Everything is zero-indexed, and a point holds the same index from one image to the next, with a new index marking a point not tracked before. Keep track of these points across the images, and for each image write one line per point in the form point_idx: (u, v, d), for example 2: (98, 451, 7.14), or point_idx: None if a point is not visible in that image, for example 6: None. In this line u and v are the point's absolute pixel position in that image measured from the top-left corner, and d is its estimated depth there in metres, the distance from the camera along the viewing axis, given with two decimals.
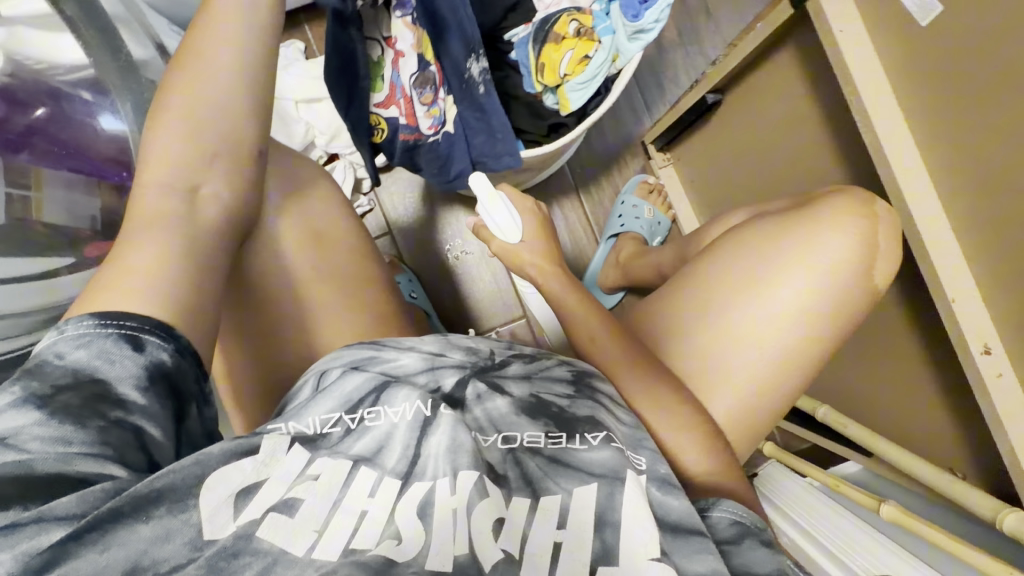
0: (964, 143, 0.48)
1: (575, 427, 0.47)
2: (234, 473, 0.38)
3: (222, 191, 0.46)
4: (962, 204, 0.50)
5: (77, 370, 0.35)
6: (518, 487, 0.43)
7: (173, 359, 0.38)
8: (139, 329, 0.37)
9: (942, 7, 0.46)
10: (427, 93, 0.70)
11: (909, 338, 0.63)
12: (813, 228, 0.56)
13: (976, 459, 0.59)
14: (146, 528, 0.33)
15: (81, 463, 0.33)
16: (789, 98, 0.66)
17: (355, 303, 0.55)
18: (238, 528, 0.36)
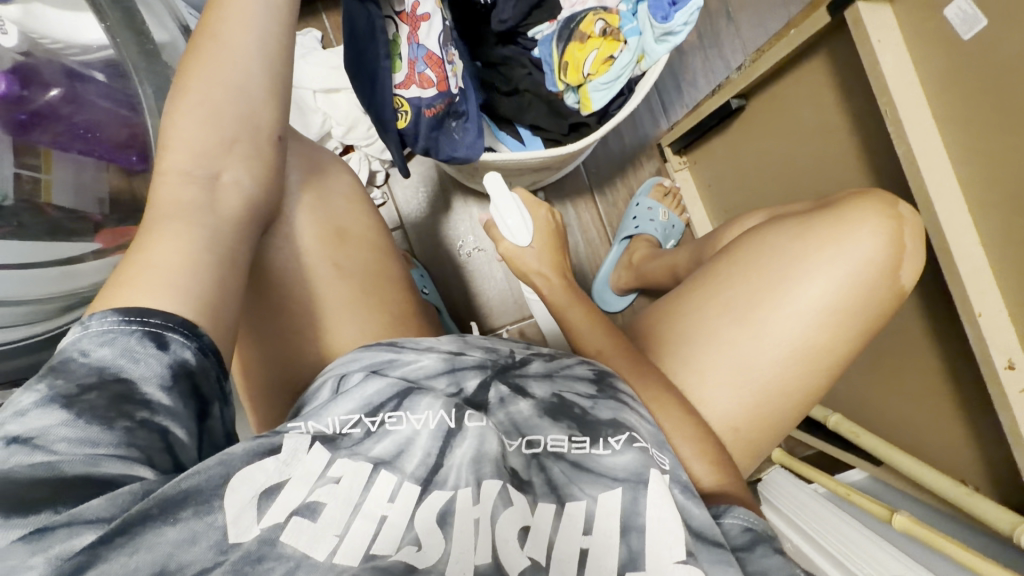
0: (1002, 158, 0.48)
1: (599, 431, 0.46)
2: (257, 474, 0.37)
3: (243, 179, 0.44)
4: (994, 219, 0.50)
5: (102, 369, 0.34)
6: (542, 493, 0.43)
7: (196, 358, 0.37)
8: (162, 326, 0.36)
9: (986, 21, 0.46)
10: (449, 53, 0.67)
11: (927, 350, 0.63)
12: (839, 228, 0.55)
13: (991, 471, 0.59)
14: (173, 531, 0.32)
15: (108, 465, 0.32)
16: (816, 106, 0.66)
17: (378, 298, 0.54)
18: (261, 532, 0.35)
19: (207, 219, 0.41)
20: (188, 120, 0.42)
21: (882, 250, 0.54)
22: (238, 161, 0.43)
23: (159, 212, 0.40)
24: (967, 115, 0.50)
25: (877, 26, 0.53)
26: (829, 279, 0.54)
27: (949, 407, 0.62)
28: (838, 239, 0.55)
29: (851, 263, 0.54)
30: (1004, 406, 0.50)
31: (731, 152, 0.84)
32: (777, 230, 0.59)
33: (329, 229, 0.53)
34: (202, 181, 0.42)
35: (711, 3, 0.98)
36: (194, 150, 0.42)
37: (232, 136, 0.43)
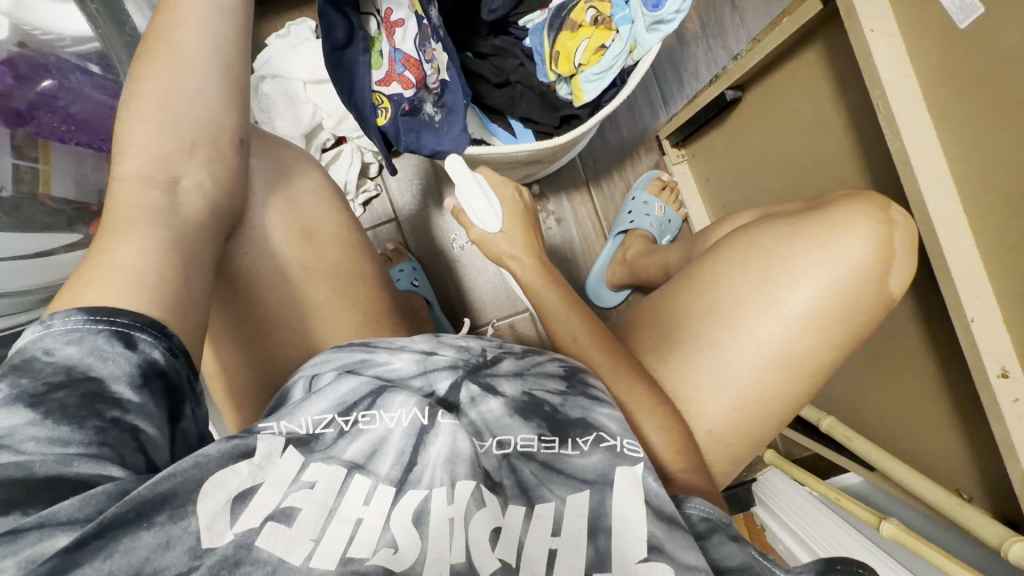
0: (1000, 158, 0.45)
1: (569, 431, 0.46)
2: (231, 477, 0.37)
3: (205, 181, 0.43)
4: (989, 220, 0.47)
5: (70, 368, 0.34)
6: (513, 495, 0.42)
7: (166, 358, 0.37)
8: (131, 326, 0.36)
9: (983, 9, 0.44)
10: (429, 49, 0.65)
11: (920, 355, 0.61)
12: (827, 232, 0.54)
13: (985, 481, 0.57)
14: (148, 535, 0.32)
15: (80, 465, 0.32)
16: (814, 99, 0.63)
17: (353, 297, 0.54)
18: (237, 536, 0.35)
19: (171, 218, 0.41)
20: (153, 117, 0.42)
21: (869, 254, 0.53)
22: (202, 160, 0.43)
23: (121, 209, 0.40)
24: (966, 109, 0.47)
25: (871, 16, 0.50)
26: (815, 282, 0.53)
27: (943, 414, 0.60)
28: (822, 242, 0.54)
29: (841, 265, 0.53)
30: (996, 415, 0.48)
31: (728, 146, 0.81)
32: (765, 231, 0.58)
33: (305, 226, 0.53)
34: (163, 183, 0.41)
35: None
36: (157, 148, 0.42)
37: (195, 137, 0.43)
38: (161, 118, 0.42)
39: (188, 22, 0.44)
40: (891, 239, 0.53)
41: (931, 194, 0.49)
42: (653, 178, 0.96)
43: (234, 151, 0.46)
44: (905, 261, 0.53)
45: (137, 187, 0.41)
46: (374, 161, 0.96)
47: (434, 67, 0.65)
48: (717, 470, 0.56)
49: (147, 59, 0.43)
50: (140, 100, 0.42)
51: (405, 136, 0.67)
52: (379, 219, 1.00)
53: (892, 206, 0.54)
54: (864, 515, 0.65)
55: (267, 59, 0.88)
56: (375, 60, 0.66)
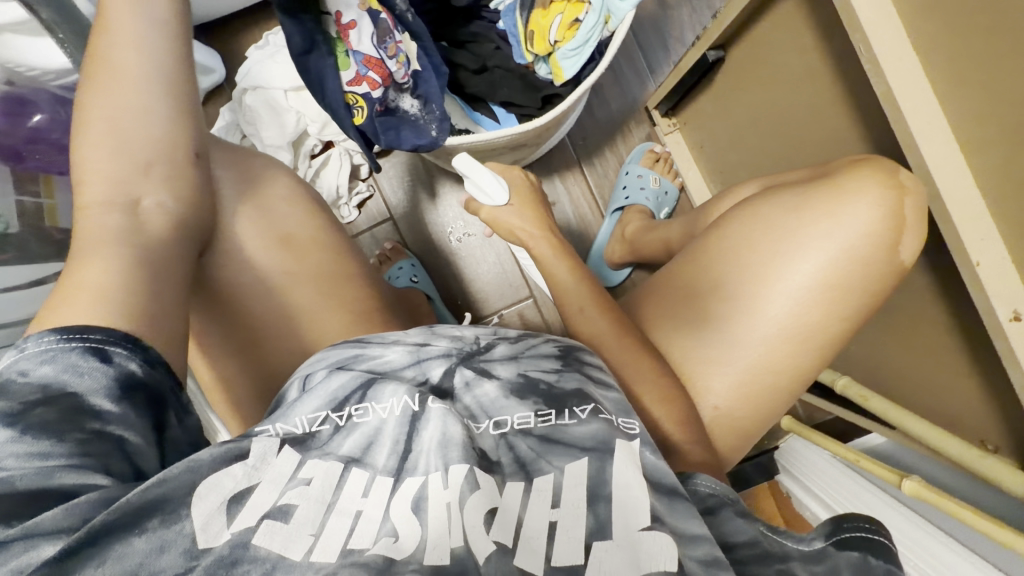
0: (993, 88, 0.43)
1: (566, 403, 0.45)
2: (226, 479, 0.37)
3: (166, 201, 0.43)
4: (987, 158, 0.45)
5: (46, 385, 0.34)
6: (511, 471, 0.42)
7: (143, 369, 0.37)
8: (103, 341, 0.36)
9: None
10: (389, 45, 0.63)
11: (931, 304, 0.58)
12: (834, 198, 0.52)
13: (1007, 431, 0.55)
14: (141, 540, 0.33)
15: (62, 476, 0.33)
16: (797, 50, 0.60)
17: (341, 298, 0.54)
18: (233, 536, 0.35)
19: (135, 237, 0.41)
20: (104, 141, 0.42)
21: (880, 221, 0.50)
22: (160, 178, 0.43)
23: (87, 235, 0.40)
24: (949, 38, 0.44)
25: None
26: (819, 255, 0.51)
27: (958, 366, 0.57)
28: (831, 211, 0.52)
29: (846, 236, 0.51)
30: (1012, 362, 0.45)
31: (718, 110, 0.78)
32: (772, 204, 0.55)
33: (282, 233, 0.53)
34: (124, 206, 0.41)
35: None
36: (119, 169, 0.42)
37: (150, 158, 0.43)
38: (117, 135, 0.42)
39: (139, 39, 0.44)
40: (902, 205, 0.50)
41: (923, 135, 0.46)
42: (646, 151, 0.94)
43: (193, 165, 0.46)
44: (916, 228, 0.50)
45: (103, 207, 0.41)
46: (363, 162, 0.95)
47: (400, 60, 0.65)
48: (728, 441, 0.54)
49: (102, 77, 0.43)
50: (97, 121, 0.42)
51: (384, 133, 0.66)
52: (375, 219, 1.00)
53: (902, 169, 0.51)
54: (884, 473, 0.63)
55: (247, 72, 0.89)
56: (341, 62, 0.64)
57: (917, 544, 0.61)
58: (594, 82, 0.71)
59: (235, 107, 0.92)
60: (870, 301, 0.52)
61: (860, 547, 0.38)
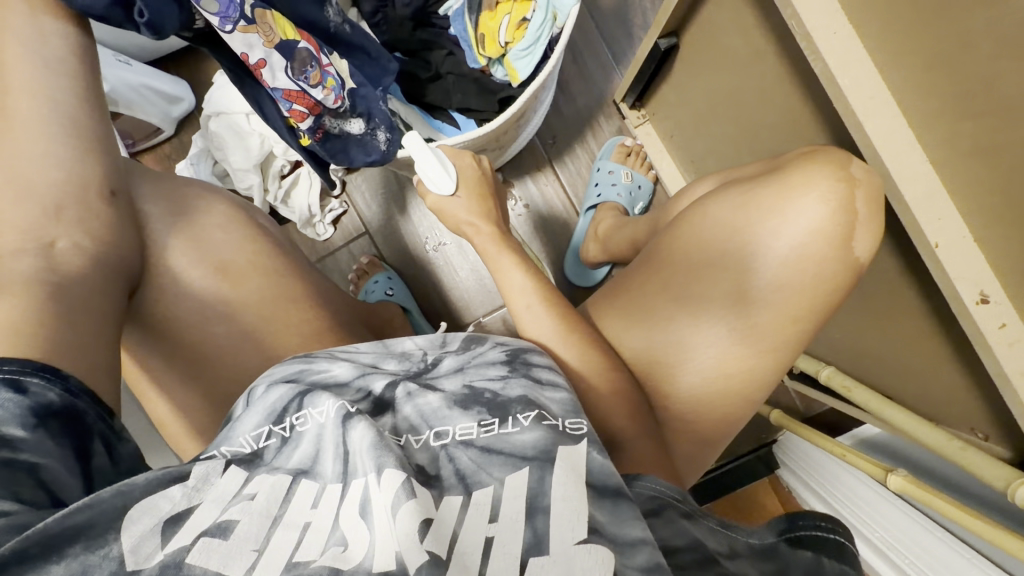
0: (935, 56, 0.40)
1: (509, 409, 0.42)
2: (162, 502, 0.37)
3: (82, 241, 0.44)
4: (936, 132, 0.42)
5: None
6: (450, 486, 0.39)
7: (62, 399, 0.37)
8: (20, 372, 0.36)
9: None
10: (312, 74, 0.55)
11: (904, 287, 0.55)
12: (779, 193, 0.50)
13: (992, 418, 0.51)
14: (58, 568, 0.31)
15: None
16: (743, 32, 0.58)
17: (288, 321, 0.54)
18: (165, 556, 0.33)
19: (51, 275, 0.41)
20: (7, 192, 0.42)
21: (829, 218, 0.49)
22: (72, 221, 0.44)
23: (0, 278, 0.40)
24: (886, 9, 0.42)
25: None
26: (780, 251, 0.49)
27: (939, 348, 0.54)
28: (778, 210, 0.50)
29: (796, 232, 0.49)
30: (984, 347, 0.42)
31: (680, 98, 0.76)
32: (720, 202, 0.54)
33: (217, 262, 0.52)
34: (36, 249, 0.41)
35: None
36: (32, 213, 0.42)
37: (58, 202, 0.43)
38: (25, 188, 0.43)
39: (51, 76, 0.44)
40: (852, 199, 0.48)
41: (867, 111, 0.43)
42: (617, 145, 0.92)
43: (103, 203, 0.46)
44: (869, 228, 0.49)
45: (17, 249, 0.41)
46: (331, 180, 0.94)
47: (329, 85, 0.57)
48: (694, 445, 0.52)
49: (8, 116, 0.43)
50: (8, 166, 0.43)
51: (333, 156, 0.65)
52: (350, 235, 1.00)
53: (854, 163, 0.49)
54: (870, 468, 0.60)
55: (211, 99, 0.90)
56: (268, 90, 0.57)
57: (913, 543, 0.59)
58: (529, 97, 0.69)
59: (203, 134, 0.93)
60: (829, 288, 0.50)
61: (812, 546, 0.38)
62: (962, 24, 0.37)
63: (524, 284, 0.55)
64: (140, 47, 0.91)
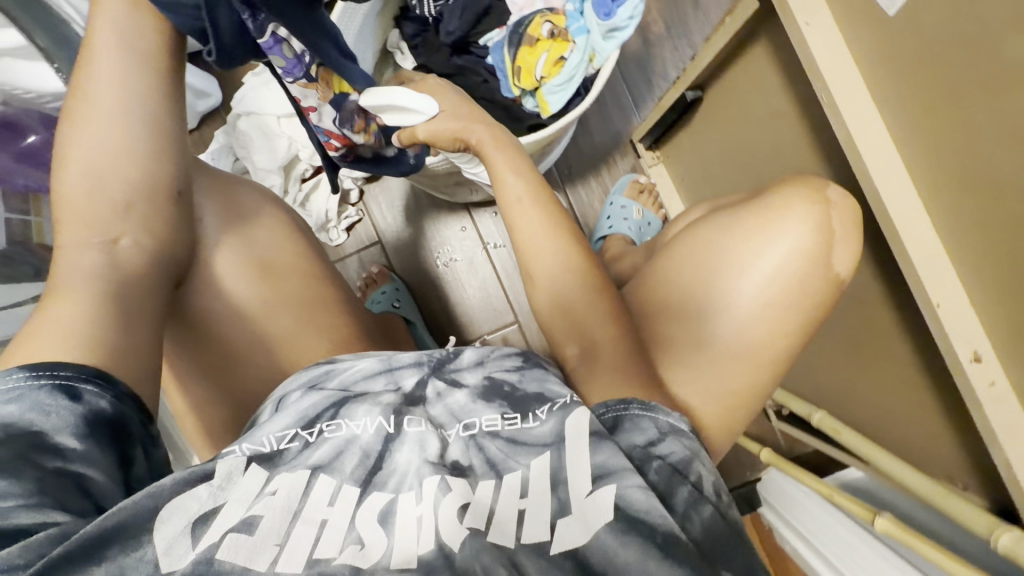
0: (941, 138, 0.45)
1: (528, 405, 0.42)
2: (190, 501, 0.36)
3: (143, 240, 0.44)
4: (941, 201, 0.46)
5: (9, 425, 0.33)
6: (482, 472, 0.40)
7: (112, 406, 0.37)
8: (73, 378, 0.36)
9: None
10: (356, 121, 0.59)
11: (898, 341, 0.59)
12: (769, 213, 0.49)
13: (972, 470, 0.56)
14: (99, 571, 0.32)
15: (21, 516, 0.32)
16: (767, 94, 0.62)
17: (318, 324, 0.55)
18: (197, 555, 0.34)
19: (111, 275, 0.42)
20: (82, 183, 0.43)
21: (812, 236, 0.48)
22: (138, 218, 0.44)
23: (63, 275, 0.41)
24: (898, 94, 0.47)
25: (804, 10, 0.50)
26: (764, 268, 0.48)
27: (926, 400, 0.58)
28: (764, 225, 0.49)
29: (783, 247, 0.48)
30: (974, 403, 0.47)
31: (695, 145, 0.80)
32: (708, 221, 0.53)
33: (261, 260, 0.54)
34: (99, 245, 0.43)
35: None
36: (87, 201, 0.43)
37: (127, 199, 0.44)
38: (99, 182, 0.44)
39: (138, 72, 0.45)
40: (830, 218, 0.49)
41: (881, 178, 0.48)
42: (631, 182, 0.96)
43: (168, 199, 0.47)
44: (846, 242, 0.49)
45: (83, 243, 0.42)
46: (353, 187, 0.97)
47: (367, 129, 0.61)
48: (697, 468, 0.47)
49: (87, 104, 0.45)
50: (81, 159, 0.43)
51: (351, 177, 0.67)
52: (362, 243, 1.01)
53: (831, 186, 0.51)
54: (857, 509, 0.63)
55: (241, 99, 0.92)
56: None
57: None
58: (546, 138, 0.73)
59: (228, 131, 0.94)
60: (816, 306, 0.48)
61: None
62: (966, 119, 0.42)
63: (537, 228, 0.48)
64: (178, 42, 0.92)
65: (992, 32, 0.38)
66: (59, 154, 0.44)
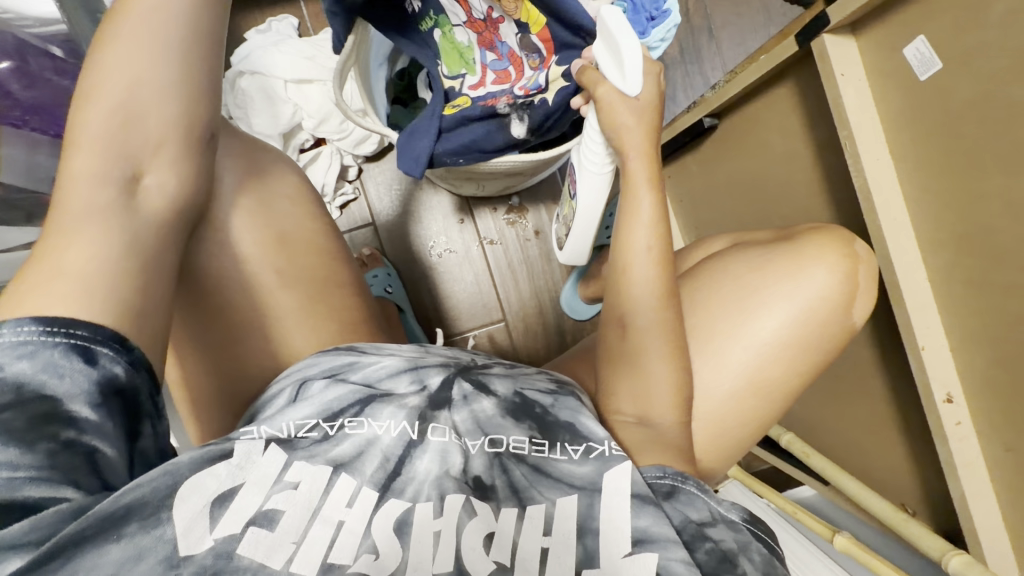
0: (945, 200, 0.51)
1: (558, 435, 0.42)
2: (209, 480, 0.36)
3: (168, 182, 0.41)
4: (939, 255, 0.53)
5: (20, 386, 0.31)
6: (505, 497, 0.40)
7: (126, 374, 0.35)
8: (90, 339, 0.33)
9: (941, 64, 0.48)
10: (530, 58, 0.74)
11: (874, 375, 0.64)
12: (798, 258, 0.52)
13: (926, 500, 0.62)
14: (116, 548, 0.31)
15: (30, 489, 0.30)
16: (786, 133, 0.66)
17: (327, 305, 0.53)
18: (216, 543, 0.34)
19: (128, 220, 0.38)
20: (112, 108, 0.39)
21: (837, 287, 0.51)
22: (168, 160, 0.41)
23: (68, 207, 0.37)
24: (919, 154, 0.52)
25: (841, 61, 0.54)
26: (782, 312, 0.51)
27: (893, 432, 0.64)
28: (790, 274, 0.51)
29: (803, 299, 0.51)
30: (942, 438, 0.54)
31: (703, 171, 0.83)
32: (738, 260, 0.55)
33: (278, 233, 0.52)
34: (121, 181, 0.38)
35: (694, 17, 0.94)
36: (113, 143, 0.38)
37: (161, 137, 0.40)
38: (133, 124, 0.39)
39: None
40: (857, 272, 0.51)
41: (890, 229, 0.54)
42: None
43: (200, 149, 0.43)
44: (867, 297, 0.52)
45: (99, 175, 0.38)
46: (353, 164, 0.95)
47: (533, 75, 0.74)
48: None
49: (136, 32, 0.40)
50: (109, 91, 0.39)
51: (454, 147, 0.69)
52: (353, 224, 0.98)
53: (857, 243, 0.53)
54: (818, 527, 0.69)
55: (246, 55, 0.87)
56: (468, 65, 0.76)
57: None
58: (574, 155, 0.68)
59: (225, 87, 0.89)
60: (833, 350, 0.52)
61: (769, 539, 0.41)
62: (972, 190, 0.49)
63: (649, 279, 0.46)
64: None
65: (1014, 118, 0.44)
66: (83, 77, 0.40)
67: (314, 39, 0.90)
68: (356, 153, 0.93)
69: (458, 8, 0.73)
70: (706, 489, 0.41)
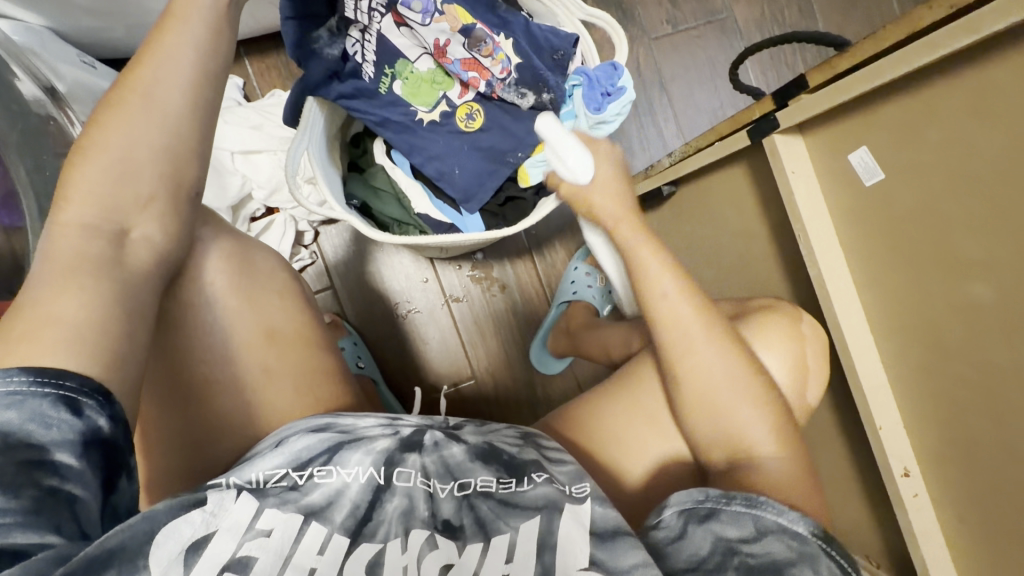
0: (884, 268, 0.57)
1: (525, 470, 0.42)
2: (184, 526, 0.35)
3: (156, 234, 0.41)
4: (883, 312, 0.58)
5: (8, 434, 0.31)
6: (472, 535, 0.39)
7: (110, 427, 0.34)
8: (78, 391, 0.33)
9: (881, 175, 0.54)
10: (484, 48, 0.77)
11: (830, 428, 0.68)
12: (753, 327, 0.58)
13: (886, 547, 0.65)
14: None
15: (17, 535, 0.29)
16: (737, 200, 0.72)
17: (308, 368, 0.53)
18: None
19: (117, 272, 0.38)
20: (108, 168, 0.39)
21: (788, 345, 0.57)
22: (157, 214, 0.41)
23: (58, 259, 0.37)
24: (856, 222, 0.59)
25: (792, 157, 0.60)
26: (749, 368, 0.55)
27: (850, 483, 0.67)
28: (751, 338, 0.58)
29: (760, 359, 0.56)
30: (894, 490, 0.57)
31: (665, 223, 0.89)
32: None
33: (252, 287, 0.51)
34: (110, 235, 0.39)
35: (646, 73, 1.02)
36: (107, 198, 0.39)
37: (153, 192, 0.41)
38: (129, 177, 0.40)
39: (187, 51, 0.43)
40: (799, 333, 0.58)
41: (835, 298, 0.59)
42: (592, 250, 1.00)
43: (188, 202, 0.44)
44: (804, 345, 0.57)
45: (90, 228, 0.39)
46: (308, 228, 0.95)
47: (499, 58, 0.77)
48: None
49: (139, 83, 0.41)
50: (106, 150, 0.40)
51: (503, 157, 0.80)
52: (314, 286, 0.97)
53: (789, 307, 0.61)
54: None
55: None
56: (445, 82, 0.81)
57: None
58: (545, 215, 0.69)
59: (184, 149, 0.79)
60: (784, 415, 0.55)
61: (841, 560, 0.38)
62: (899, 253, 0.55)
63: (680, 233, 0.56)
64: (79, 30, 0.75)
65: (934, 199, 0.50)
66: (81, 140, 0.40)
67: (262, 104, 0.92)
68: (310, 220, 0.94)
69: (417, 37, 0.79)
70: (753, 503, 0.39)
